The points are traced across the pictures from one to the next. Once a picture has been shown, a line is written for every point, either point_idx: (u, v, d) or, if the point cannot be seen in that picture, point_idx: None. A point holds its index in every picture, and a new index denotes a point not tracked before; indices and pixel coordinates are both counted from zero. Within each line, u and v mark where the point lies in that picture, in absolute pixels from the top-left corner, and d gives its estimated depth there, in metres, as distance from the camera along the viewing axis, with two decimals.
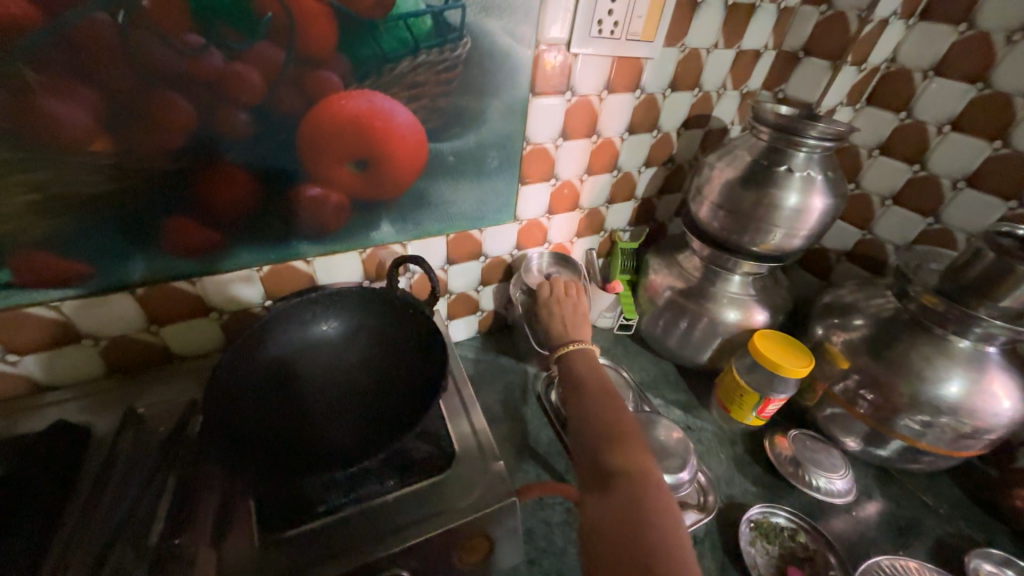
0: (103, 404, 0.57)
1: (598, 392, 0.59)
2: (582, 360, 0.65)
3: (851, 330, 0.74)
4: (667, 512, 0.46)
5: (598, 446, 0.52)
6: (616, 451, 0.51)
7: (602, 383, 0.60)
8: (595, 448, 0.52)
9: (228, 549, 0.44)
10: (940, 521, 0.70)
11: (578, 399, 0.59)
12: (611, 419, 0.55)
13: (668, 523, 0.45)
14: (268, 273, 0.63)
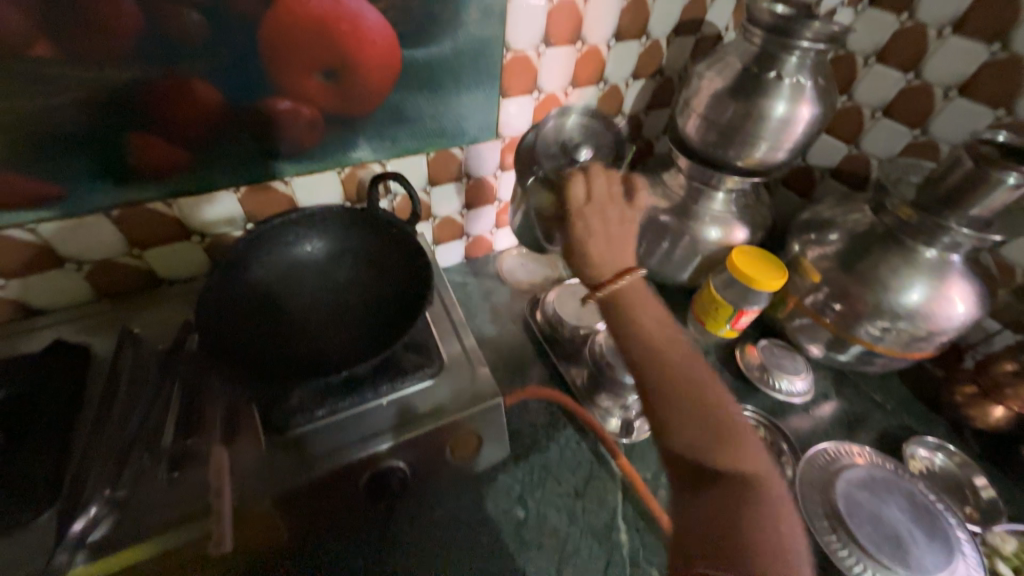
0: (97, 326, 0.58)
1: (683, 356, 0.49)
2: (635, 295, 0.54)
3: (826, 245, 0.76)
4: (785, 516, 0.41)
5: (705, 427, 0.44)
6: (735, 456, 0.42)
7: (665, 328, 0.52)
8: (694, 433, 0.44)
9: (238, 447, 0.48)
10: (887, 415, 0.78)
11: (651, 358, 0.49)
12: (710, 395, 0.46)
13: (779, 521, 0.40)
14: (245, 194, 0.61)
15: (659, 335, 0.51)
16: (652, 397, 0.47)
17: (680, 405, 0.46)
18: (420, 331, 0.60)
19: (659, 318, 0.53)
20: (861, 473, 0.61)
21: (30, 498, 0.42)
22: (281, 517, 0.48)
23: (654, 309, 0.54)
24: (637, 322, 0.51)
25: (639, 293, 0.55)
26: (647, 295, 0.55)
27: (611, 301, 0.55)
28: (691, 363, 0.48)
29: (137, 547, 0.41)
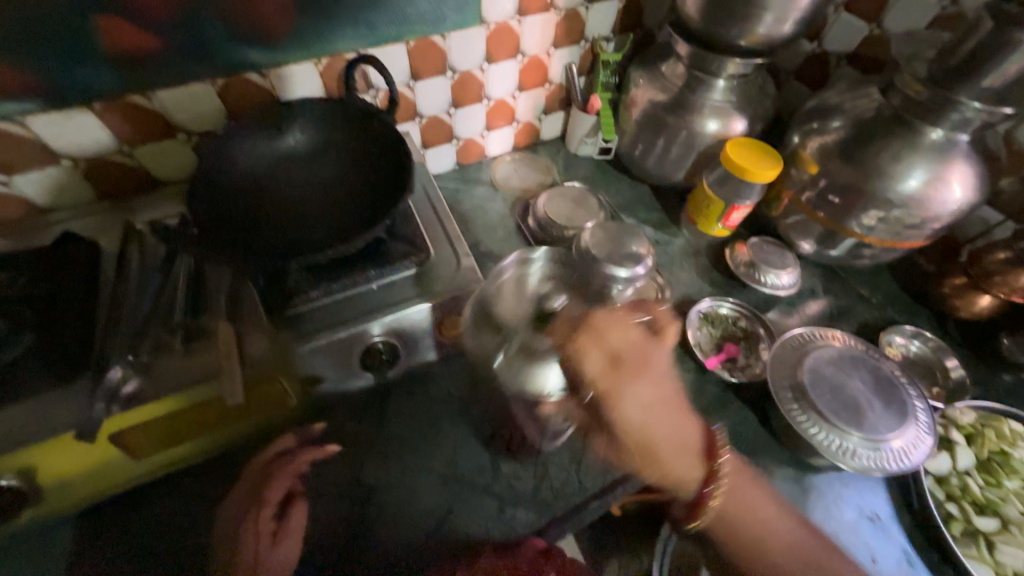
0: (102, 222, 0.61)
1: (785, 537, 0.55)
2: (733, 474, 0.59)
3: (827, 133, 0.72)
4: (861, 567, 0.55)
5: (791, 549, 0.54)
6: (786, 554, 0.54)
7: (691, 463, 0.58)
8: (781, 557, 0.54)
9: (242, 324, 0.53)
10: (871, 308, 0.79)
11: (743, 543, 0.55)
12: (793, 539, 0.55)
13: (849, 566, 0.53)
14: (224, 88, 0.60)
15: (688, 470, 0.58)
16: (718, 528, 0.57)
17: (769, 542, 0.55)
18: (406, 224, 0.62)
19: (676, 441, 0.58)
20: (831, 352, 0.64)
21: (64, 361, 0.48)
22: (288, 382, 0.54)
23: (676, 419, 0.60)
24: (672, 470, 0.57)
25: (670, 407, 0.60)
26: (676, 402, 0.61)
27: (633, 430, 0.58)
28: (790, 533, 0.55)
29: (163, 399, 0.48)
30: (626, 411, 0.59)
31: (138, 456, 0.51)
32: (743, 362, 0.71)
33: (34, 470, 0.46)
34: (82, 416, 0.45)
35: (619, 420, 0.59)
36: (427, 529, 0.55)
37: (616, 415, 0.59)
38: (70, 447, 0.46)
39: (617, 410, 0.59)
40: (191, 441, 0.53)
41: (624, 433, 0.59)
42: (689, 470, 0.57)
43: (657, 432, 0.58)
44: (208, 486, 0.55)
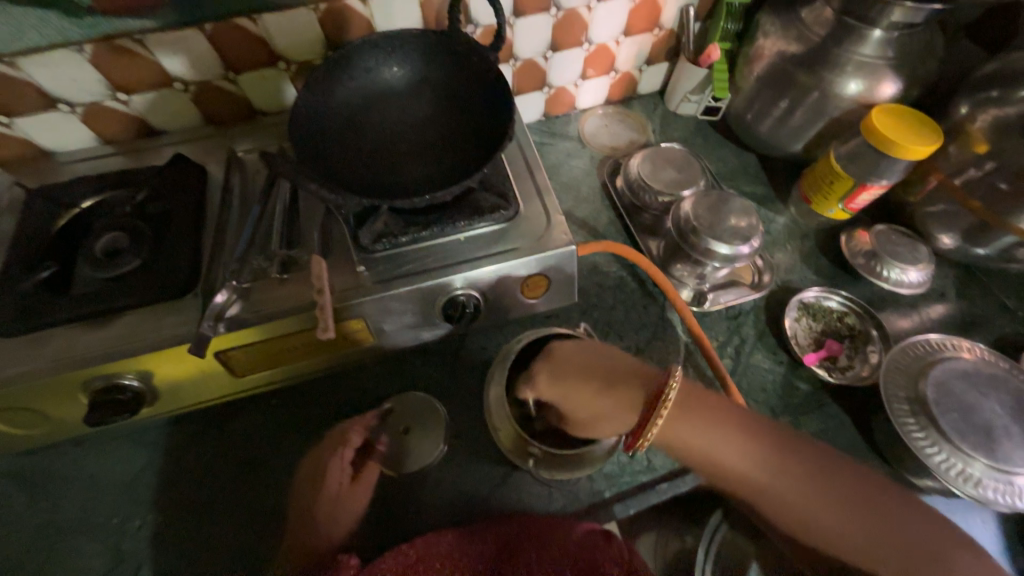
0: (206, 146, 0.63)
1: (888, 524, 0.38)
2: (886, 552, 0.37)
3: (1010, 104, 0.59)
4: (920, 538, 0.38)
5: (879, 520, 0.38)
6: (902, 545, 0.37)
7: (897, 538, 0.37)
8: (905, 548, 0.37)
9: (333, 257, 0.54)
10: (1013, 322, 0.68)
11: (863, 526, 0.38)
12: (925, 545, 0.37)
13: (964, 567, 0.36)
14: (326, 15, 0.58)
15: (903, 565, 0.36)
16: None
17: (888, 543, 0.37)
18: (498, 175, 0.58)
19: (776, 471, 0.40)
20: (964, 365, 0.56)
21: (178, 278, 0.51)
22: (371, 323, 0.54)
23: (848, 505, 0.38)
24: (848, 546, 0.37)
25: (581, 390, 0.50)
26: (818, 483, 0.39)
27: (580, 412, 0.52)
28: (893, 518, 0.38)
29: (263, 324, 0.50)
30: (800, 460, 0.40)
31: (237, 374, 0.55)
32: (845, 363, 0.64)
33: (152, 373, 0.50)
34: (193, 329, 0.48)
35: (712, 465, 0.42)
36: (491, 481, 0.56)
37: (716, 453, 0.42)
38: (181, 357, 0.50)
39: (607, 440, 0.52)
40: (284, 365, 0.56)
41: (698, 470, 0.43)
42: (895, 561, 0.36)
43: (755, 477, 0.41)
44: (298, 410, 0.60)
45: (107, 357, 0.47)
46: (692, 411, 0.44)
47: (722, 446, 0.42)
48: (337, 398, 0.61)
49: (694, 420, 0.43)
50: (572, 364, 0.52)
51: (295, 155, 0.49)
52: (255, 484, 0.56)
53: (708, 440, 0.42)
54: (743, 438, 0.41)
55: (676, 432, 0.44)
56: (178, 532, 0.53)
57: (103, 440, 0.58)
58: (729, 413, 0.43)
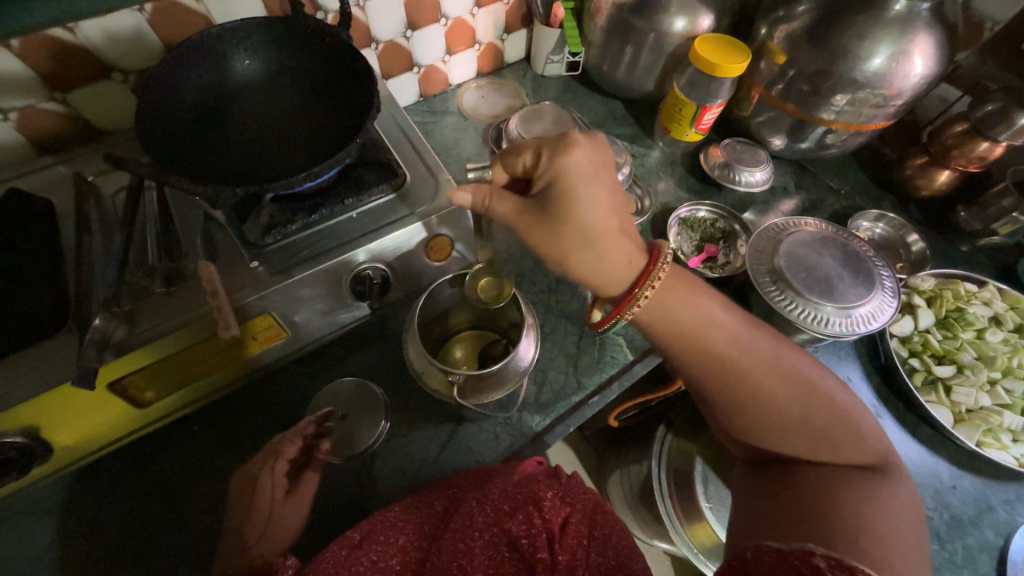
0: (47, 177, 0.57)
1: (780, 351, 0.51)
2: (779, 381, 0.49)
3: (794, 19, 0.71)
4: (796, 355, 0.52)
5: (774, 357, 0.50)
6: (793, 381, 0.49)
7: (788, 367, 0.50)
8: (792, 374, 0.50)
9: (223, 262, 0.52)
10: (839, 199, 0.82)
11: (769, 371, 0.49)
12: (798, 367, 0.51)
13: (814, 367, 0.52)
14: (154, 15, 0.55)
15: (785, 395, 0.49)
16: (785, 473, 0.48)
17: (783, 371, 0.50)
18: (378, 149, 0.59)
19: (726, 334, 0.50)
20: (804, 235, 0.67)
21: (43, 318, 0.46)
22: (280, 317, 0.53)
23: (761, 347, 0.50)
24: (760, 390, 0.49)
25: (610, 226, 0.48)
26: (749, 343, 0.50)
27: (593, 223, 0.47)
28: (783, 353, 0.51)
29: (153, 343, 0.47)
30: (742, 326, 0.51)
31: (142, 403, 0.51)
32: (723, 260, 0.73)
33: (38, 426, 0.46)
34: (74, 366, 0.44)
35: (673, 324, 0.50)
36: (439, 442, 0.58)
37: (673, 318, 0.50)
38: (67, 399, 0.45)
39: (568, 262, 0.48)
40: (194, 382, 0.54)
41: (662, 333, 0.51)
42: (781, 391, 0.49)
43: (712, 338, 0.50)
44: (224, 429, 0.57)
45: None
46: (673, 281, 0.50)
47: (693, 312, 0.50)
48: (263, 406, 0.59)
49: (675, 292, 0.50)
50: (612, 188, 0.49)
51: (150, 160, 0.47)
52: (189, 518, 0.52)
53: (683, 311, 0.50)
54: (700, 302, 0.51)
55: (660, 299, 0.50)
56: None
57: None
58: (703, 288, 0.52)
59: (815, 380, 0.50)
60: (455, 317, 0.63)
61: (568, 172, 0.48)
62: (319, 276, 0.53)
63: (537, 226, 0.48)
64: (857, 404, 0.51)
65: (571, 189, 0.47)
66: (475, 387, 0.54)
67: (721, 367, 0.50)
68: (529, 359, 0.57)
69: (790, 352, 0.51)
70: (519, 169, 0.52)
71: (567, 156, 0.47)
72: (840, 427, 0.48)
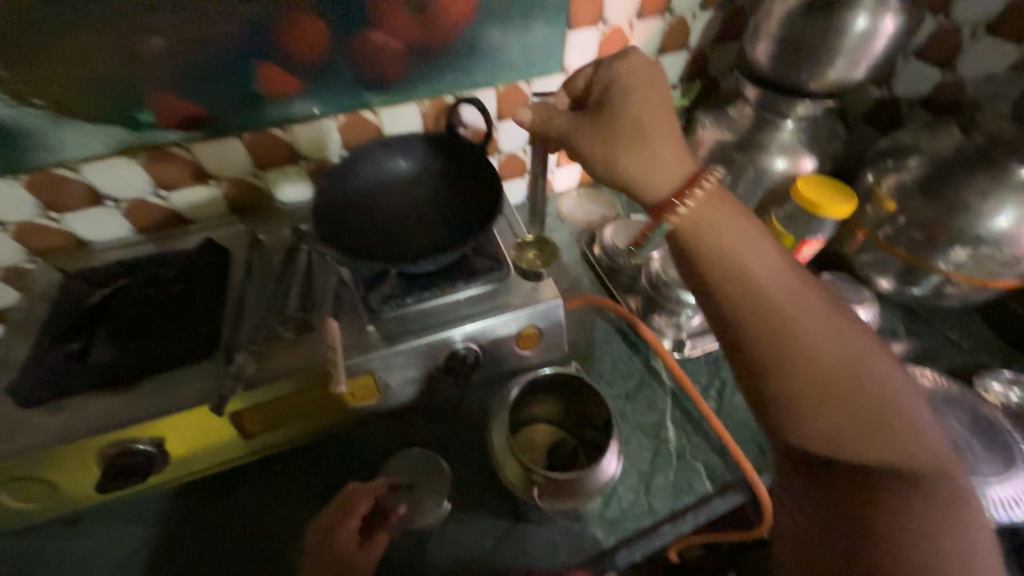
0: (232, 231, 0.71)
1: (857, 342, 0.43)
2: (834, 365, 0.42)
3: (904, 171, 0.72)
4: (869, 352, 0.43)
5: (835, 342, 0.43)
6: (855, 378, 0.41)
7: (870, 366, 0.42)
8: (856, 365, 0.42)
9: (343, 320, 0.60)
10: (959, 352, 0.75)
11: (829, 346, 0.43)
12: (874, 371, 0.42)
13: (898, 379, 0.43)
14: (343, 123, 0.70)
15: (863, 393, 0.41)
16: (860, 480, 0.39)
17: (825, 356, 0.42)
18: (491, 243, 0.66)
19: (792, 286, 0.45)
20: (922, 391, 0.62)
21: (199, 345, 0.56)
22: (377, 379, 0.58)
23: (828, 329, 0.43)
24: (812, 358, 0.42)
25: (662, 131, 0.50)
26: (796, 293, 0.45)
27: (641, 117, 0.50)
28: (859, 344, 0.44)
29: (276, 383, 0.53)
30: (822, 304, 0.45)
31: (247, 435, 0.57)
32: None
33: (166, 438, 0.53)
34: (214, 391, 0.52)
35: (731, 266, 0.45)
36: (495, 535, 0.56)
37: (729, 255, 0.45)
38: (196, 419, 0.52)
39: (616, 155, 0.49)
40: (292, 424, 0.59)
41: (723, 284, 0.45)
42: (852, 394, 0.41)
43: (798, 315, 0.43)
44: (299, 474, 0.61)
45: (122, 423, 0.50)
46: (740, 233, 0.46)
47: (740, 248, 0.46)
48: (337, 458, 0.62)
49: (726, 223, 0.47)
50: (664, 103, 0.51)
51: (318, 232, 0.59)
52: (249, 559, 0.55)
53: (716, 248, 0.46)
54: (761, 258, 0.46)
55: (705, 212, 0.47)
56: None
57: (93, 520, 0.57)
58: (760, 228, 0.48)
59: (887, 388, 0.42)
60: (539, 407, 0.63)
61: (623, 76, 0.52)
62: (422, 346, 0.58)
63: (586, 129, 0.52)
64: (937, 430, 0.42)
65: (626, 93, 0.51)
66: (552, 489, 0.52)
67: (772, 318, 0.43)
68: (610, 474, 0.54)
69: (870, 351, 0.44)
70: (580, 88, 0.56)
71: (631, 60, 0.53)
72: (935, 468, 0.39)
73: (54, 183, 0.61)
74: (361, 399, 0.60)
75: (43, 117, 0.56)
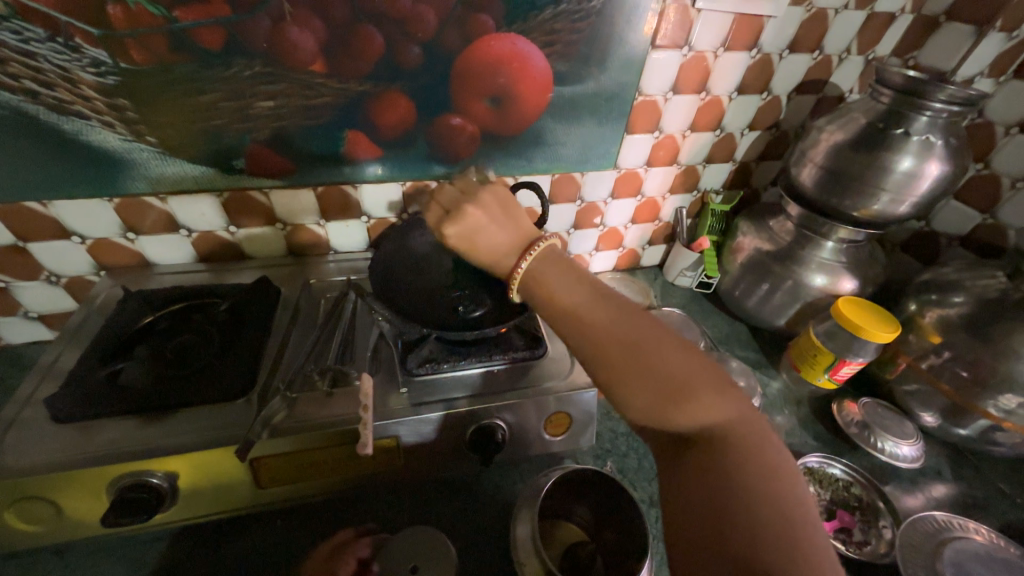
0: (286, 273, 0.75)
1: (658, 357, 0.41)
2: (624, 387, 0.42)
3: (948, 306, 0.72)
4: (681, 367, 0.41)
5: (651, 362, 0.41)
6: (678, 400, 0.40)
7: (657, 381, 0.41)
8: (636, 388, 0.41)
9: (380, 377, 0.60)
10: (1014, 508, 0.69)
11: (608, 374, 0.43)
12: (684, 382, 0.40)
13: (712, 396, 0.40)
14: (408, 188, 0.75)
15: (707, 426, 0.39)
16: (693, 462, 0.39)
17: (633, 377, 0.41)
18: (532, 321, 0.68)
19: (600, 315, 0.45)
20: (975, 547, 0.60)
21: (236, 384, 0.56)
22: (400, 443, 0.57)
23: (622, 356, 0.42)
24: (633, 392, 0.41)
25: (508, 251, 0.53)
26: (605, 329, 0.44)
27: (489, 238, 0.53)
28: (649, 352, 0.42)
29: (302, 435, 0.52)
30: (617, 328, 0.44)
31: (259, 484, 0.55)
32: (861, 537, 0.62)
33: (181, 476, 0.52)
34: (241, 435, 0.52)
35: (559, 312, 0.47)
36: None
37: (558, 301, 0.48)
38: (215, 460, 0.51)
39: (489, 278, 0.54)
40: (306, 480, 0.57)
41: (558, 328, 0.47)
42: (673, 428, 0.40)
43: (595, 343, 0.44)
44: (299, 535, 0.57)
45: (146, 453, 0.50)
46: (562, 276, 0.49)
47: (576, 291, 0.47)
48: (343, 522, 0.59)
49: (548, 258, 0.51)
50: (508, 214, 0.55)
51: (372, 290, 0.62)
52: None
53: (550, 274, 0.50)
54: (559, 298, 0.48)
55: (543, 287, 0.49)
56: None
57: (86, 553, 0.54)
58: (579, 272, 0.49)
59: (694, 405, 0.39)
60: (571, 506, 0.59)
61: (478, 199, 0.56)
62: (452, 418, 0.57)
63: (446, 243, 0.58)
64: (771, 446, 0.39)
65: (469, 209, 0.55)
66: None
67: (601, 356, 0.43)
68: None
69: (683, 364, 0.41)
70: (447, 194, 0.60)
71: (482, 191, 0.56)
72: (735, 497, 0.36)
73: (141, 208, 0.67)
74: (381, 463, 0.58)
75: (153, 154, 0.62)
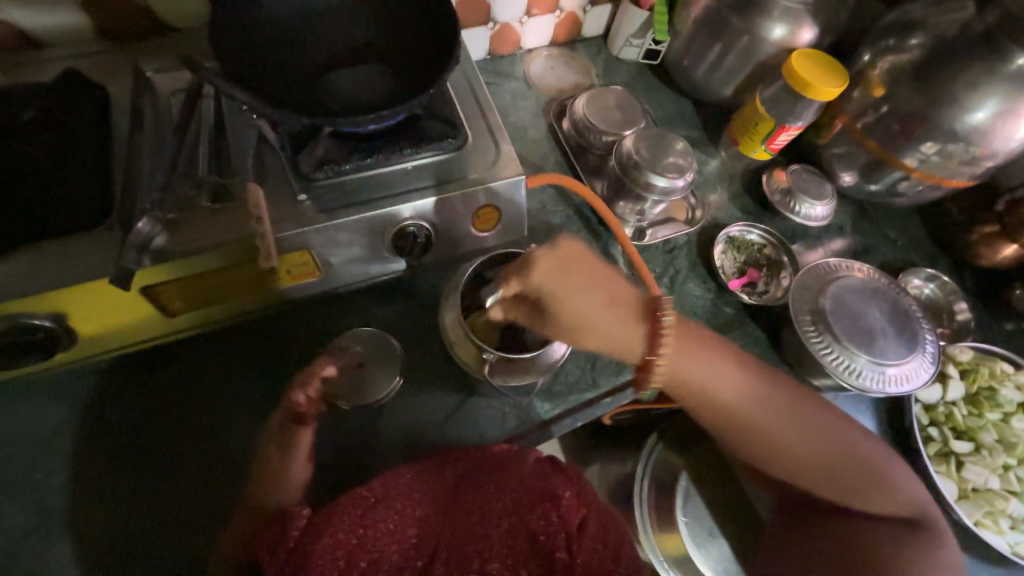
0: (106, 64, 0.55)
1: (797, 439, 0.53)
2: (758, 446, 0.54)
3: (903, 51, 0.66)
4: (854, 458, 0.54)
5: (781, 438, 0.53)
6: (834, 473, 0.53)
7: (841, 478, 0.53)
8: (788, 465, 0.54)
9: (271, 188, 0.51)
10: (894, 249, 0.79)
11: (751, 449, 0.55)
12: (837, 450, 0.53)
13: (872, 459, 0.54)
14: None
15: (874, 498, 0.54)
16: (819, 529, 0.56)
17: (795, 465, 0.54)
18: (446, 102, 0.56)
19: (790, 406, 0.54)
20: (855, 282, 0.67)
21: (85, 211, 0.46)
22: (315, 256, 0.52)
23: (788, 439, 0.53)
24: (825, 473, 0.53)
25: (587, 274, 0.50)
26: (812, 428, 0.53)
27: (612, 300, 0.50)
28: (828, 445, 0.53)
29: (192, 256, 0.46)
30: (818, 419, 0.54)
31: (169, 311, 0.51)
32: (762, 288, 0.71)
33: (67, 315, 0.46)
34: (114, 263, 0.44)
35: (692, 386, 0.52)
36: (447, 410, 0.57)
37: (701, 382, 0.52)
38: (98, 295, 0.46)
39: (576, 335, 0.51)
40: (223, 301, 0.53)
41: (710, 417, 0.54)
42: (847, 509, 0.54)
43: (787, 437, 0.53)
44: (238, 355, 0.57)
45: (3, 297, 0.43)
46: (699, 358, 0.52)
47: (774, 399, 0.53)
48: (281, 336, 0.59)
49: (693, 356, 0.51)
50: (605, 294, 0.50)
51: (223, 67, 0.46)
52: (193, 431, 0.53)
53: (695, 375, 0.51)
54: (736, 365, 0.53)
55: (700, 386, 0.52)
56: (100, 481, 0.50)
57: (12, 395, 0.53)
58: (731, 358, 0.53)
59: (888, 475, 0.54)
60: None
61: (546, 283, 0.49)
62: (368, 223, 0.52)
63: (539, 322, 0.52)
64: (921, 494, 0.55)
65: (563, 300, 0.49)
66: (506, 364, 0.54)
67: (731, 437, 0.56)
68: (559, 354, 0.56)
69: (848, 450, 0.54)
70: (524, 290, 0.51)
71: (539, 272, 0.49)
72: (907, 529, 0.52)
73: None
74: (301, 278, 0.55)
75: None
